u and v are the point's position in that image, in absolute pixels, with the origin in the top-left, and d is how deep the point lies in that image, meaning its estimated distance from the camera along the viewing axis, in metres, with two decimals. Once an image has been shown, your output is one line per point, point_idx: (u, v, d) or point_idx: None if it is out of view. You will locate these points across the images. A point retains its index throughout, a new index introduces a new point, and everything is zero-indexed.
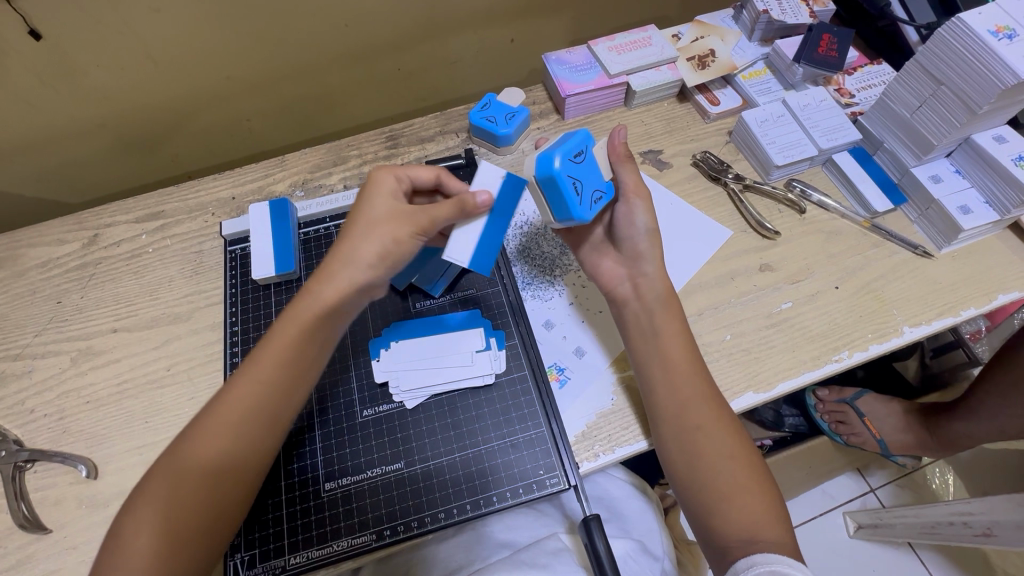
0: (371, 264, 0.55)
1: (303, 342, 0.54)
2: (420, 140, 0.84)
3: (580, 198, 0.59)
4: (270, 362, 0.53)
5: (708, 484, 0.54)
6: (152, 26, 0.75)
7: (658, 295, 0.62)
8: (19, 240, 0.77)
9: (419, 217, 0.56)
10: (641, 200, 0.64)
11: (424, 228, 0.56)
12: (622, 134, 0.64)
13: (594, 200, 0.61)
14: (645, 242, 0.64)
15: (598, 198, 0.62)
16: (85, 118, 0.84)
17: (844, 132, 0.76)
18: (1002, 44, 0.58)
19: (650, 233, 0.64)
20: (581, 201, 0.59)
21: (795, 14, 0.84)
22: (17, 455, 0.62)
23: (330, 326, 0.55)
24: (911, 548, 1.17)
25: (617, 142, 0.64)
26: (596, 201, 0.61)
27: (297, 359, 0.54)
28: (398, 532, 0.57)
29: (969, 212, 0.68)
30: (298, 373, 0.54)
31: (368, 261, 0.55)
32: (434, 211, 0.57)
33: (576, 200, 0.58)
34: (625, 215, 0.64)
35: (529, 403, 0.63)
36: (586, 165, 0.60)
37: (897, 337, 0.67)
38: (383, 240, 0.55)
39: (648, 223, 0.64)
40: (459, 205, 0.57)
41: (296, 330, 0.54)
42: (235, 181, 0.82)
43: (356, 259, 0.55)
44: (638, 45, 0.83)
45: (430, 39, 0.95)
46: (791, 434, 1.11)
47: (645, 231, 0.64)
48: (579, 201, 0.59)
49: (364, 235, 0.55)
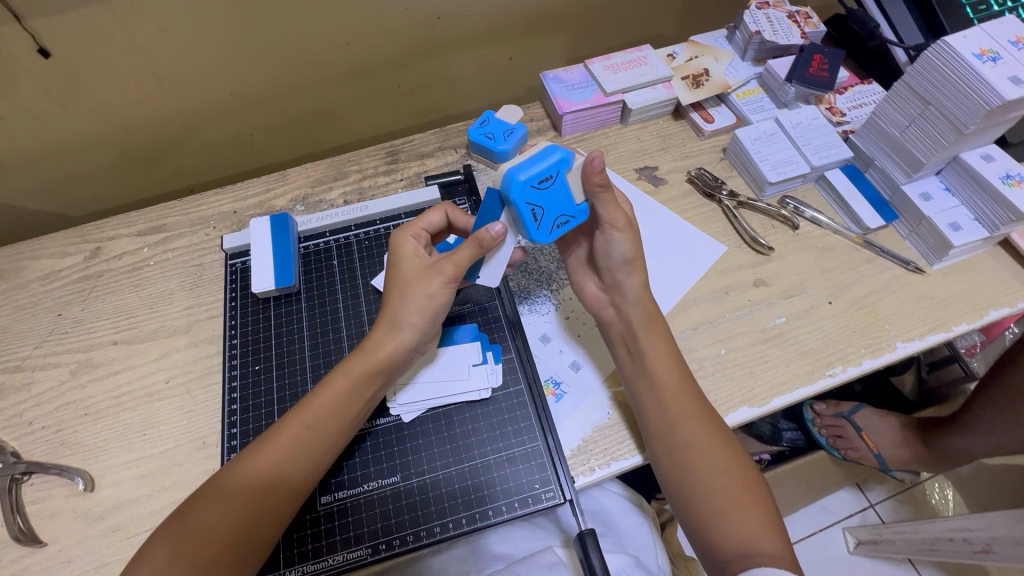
0: (414, 324, 0.58)
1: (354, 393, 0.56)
2: (420, 156, 0.86)
3: (538, 223, 0.57)
4: (323, 409, 0.55)
5: (704, 500, 0.54)
6: (159, 45, 0.77)
7: (638, 319, 0.62)
8: (22, 252, 0.78)
9: (444, 267, 0.58)
10: (619, 232, 0.61)
11: (452, 276, 0.58)
12: (599, 163, 0.56)
13: (556, 225, 0.58)
14: (624, 271, 0.63)
15: (563, 222, 0.58)
16: (91, 134, 0.85)
17: (836, 150, 0.77)
18: (986, 67, 0.60)
19: (631, 262, 0.63)
20: (538, 225, 0.57)
21: (787, 35, 0.85)
22: (15, 467, 0.62)
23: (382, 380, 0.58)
24: (910, 564, 1.16)
25: (594, 171, 0.57)
26: (560, 225, 0.58)
27: (349, 405, 0.56)
28: (394, 546, 0.57)
29: (959, 229, 0.69)
30: (347, 423, 0.56)
31: (411, 320, 0.58)
32: (456, 256, 0.58)
33: (531, 225, 0.57)
34: (603, 245, 0.63)
35: (525, 417, 0.64)
36: (556, 189, 0.56)
37: (891, 352, 0.67)
38: (420, 298, 0.58)
39: (627, 253, 0.62)
40: (476, 243, 0.57)
41: (348, 380, 0.56)
42: (237, 195, 0.83)
43: (399, 320, 0.58)
44: (633, 64, 0.85)
45: (430, 57, 0.97)
46: (790, 449, 1.11)
47: (623, 261, 0.62)
48: (535, 226, 0.57)
49: (403, 297, 0.58)
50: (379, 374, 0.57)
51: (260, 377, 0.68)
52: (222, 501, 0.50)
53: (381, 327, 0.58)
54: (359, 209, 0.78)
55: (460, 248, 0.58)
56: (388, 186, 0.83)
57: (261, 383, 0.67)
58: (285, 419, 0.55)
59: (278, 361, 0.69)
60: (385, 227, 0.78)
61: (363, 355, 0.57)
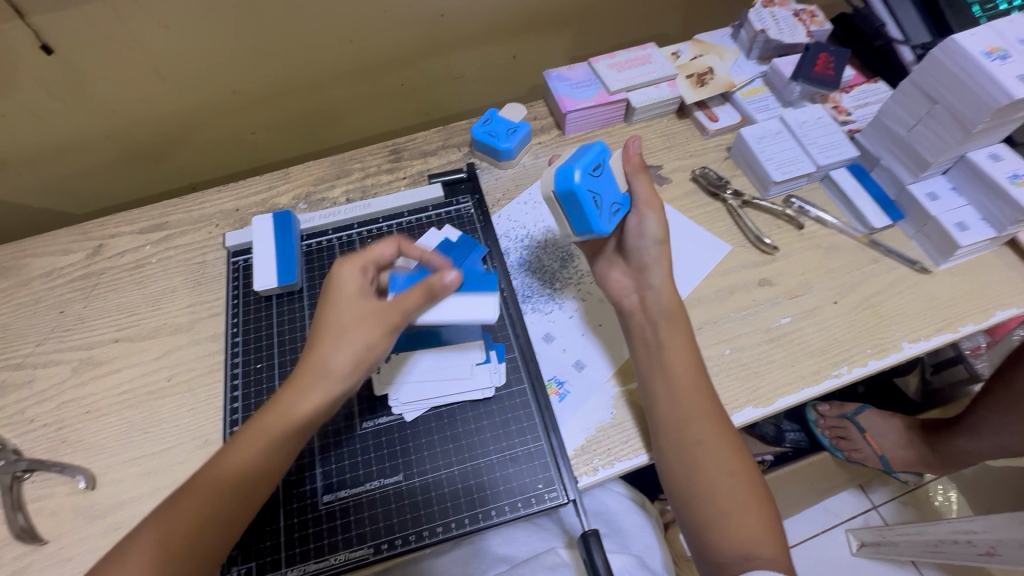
0: (346, 373, 0.54)
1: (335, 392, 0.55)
2: (422, 154, 0.85)
3: (600, 210, 0.59)
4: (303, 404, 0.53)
5: (706, 500, 0.54)
6: (161, 42, 0.76)
7: (665, 308, 0.62)
8: (24, 250, 0.78)
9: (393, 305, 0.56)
10: (653, 211, 0.63)
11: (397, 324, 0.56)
12: (637, 145, 0.65)
13: (612, 212, 0.61)
14: (653, 252, 0.64)
15: (615, 210, 0.62)
16: (94, 131, 0.85)
17: (841, 149, 0.77)
18: (995, 65, 0.59)
19: (660, 243, 0.64)
20: (601, 212, 0.59)
21: (793, 34, 0.85)
22: (16, 465, 0.62)
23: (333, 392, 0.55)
24: (913, 566, 1.16)
25: (631, 153, 0.65)
26: (615, 213, 0.62)
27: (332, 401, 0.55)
28: (396, 546, 0.57)
29: (966, 229, 0.69)
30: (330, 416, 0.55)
31: (347, 363, 0.54)
32: (404, 303, 0.56)
33: (595, 212, 0.59)
34: (636, 227, 0.64)
35: (528, 417, 0.63)
36: (604, 179, 0.61)
37: (897, 352, 0.67)
38: (355, 347, 0.54)
39: (659, 234, 0.64)
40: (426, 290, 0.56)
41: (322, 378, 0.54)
42: (240, 193, 0.83)
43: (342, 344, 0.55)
44: (637, 62, 0.85)
45: (434, 55, 0.96)
46: (792, 450, 1.10)
47: (654, 242, 0.64)
48: (599, 212, 0.59)
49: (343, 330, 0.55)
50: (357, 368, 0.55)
51: (262, 375, 0.67)
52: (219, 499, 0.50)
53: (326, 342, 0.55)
54: (362, 207, 0.78)
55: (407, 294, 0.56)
56: (391, 184, 0.83)
57: (263, 382, 0.67)
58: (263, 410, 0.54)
59: (280, 359, 0.68)
60: (387, 224, 0.78)
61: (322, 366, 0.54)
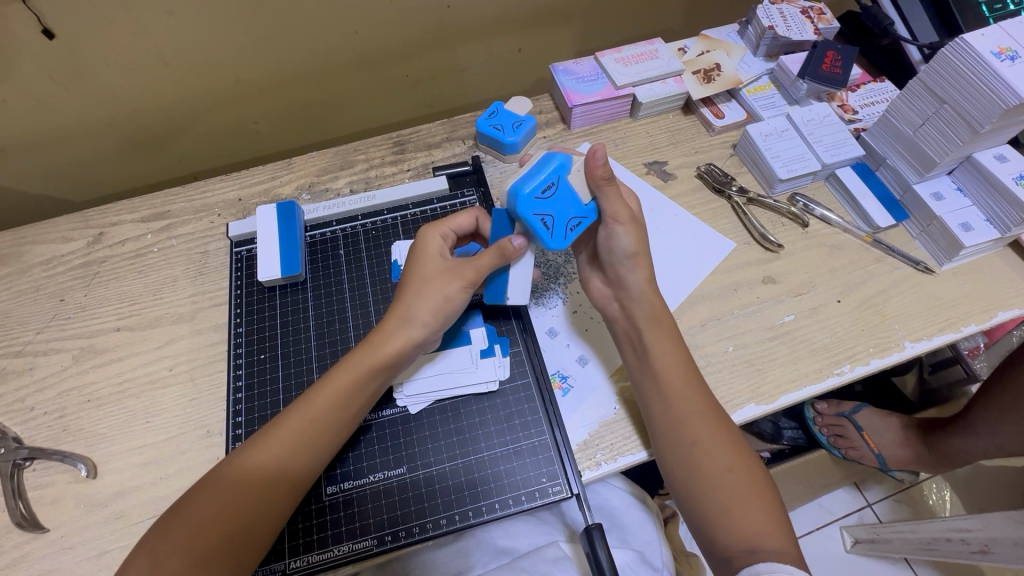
0: (426, 321, 0.57)
1: (355, 385, 0.55)
2: (426, 146, 0.85)
3: (551, 231, 0.58)
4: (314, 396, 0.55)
5: (710, 495, 0.54)
6: (165, 28, 0.75)
7: (647, 313, 0.61)
8: (23, 236, 0.77)
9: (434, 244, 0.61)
10: (622, 226, 0.61)
11: (472, 281, 0.58)
12: (601, 155, 0.57)
13: (569, 228, 0.59)
14: (626, 265, 0.62)
15: (575, 225, 0.59)
16: (96, 117, 0.84)
17: (847, 148, 0.77)
18: (1005, 66, 0.59)
19: (634, 256, 0.62)
20: (552, 233, 0.58)
21: (800, 31, 0.85)
22: (17, 453, 0.61)
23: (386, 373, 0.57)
24: (907, 563, 1.17)
25: (597, 164, 0.57)
26: (573, 229, 0.59)
27: (348, 396, 0.55)
28: (400, 538, 0.57)
29: (970, 229, 0.69)
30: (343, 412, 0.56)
31: (424, 318, 0.57)
32: (479, 263, 0.58)
33: (546, 235, 0.57)
34: (607, 239, 0.62)
35: (532, 411, 0.63)
36: (559, 194, 0.58)
37: (899, 352, 0.67)
38: (436, 298, 0.57)
39: (630, 247, 0.61)
40: (499, 252, 0.57)
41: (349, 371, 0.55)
42: (242, 183, 0.82)
43: (411, 316, 0.57)
44: (644, 57, 0.84)
45: (439, 46, 0.96)
46: (790, 447, 1.11)
47: (625, 255, 0.62)
48: (549, 234, 0.57)
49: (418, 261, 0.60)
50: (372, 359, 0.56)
51: (265, 366, 0.67)
52: (225, 494, 0.50)
53: (391, 322, 0.57)
54: (366, 199, 0.77)
55: (484, 254, 0.58)
56: (395, 176, 0.82)
57: (265, 373, 0.67)
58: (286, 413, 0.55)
59: (283, 351, 0.68)
60: (392, 217, 0.77)
61: (367, 351, 0.56)
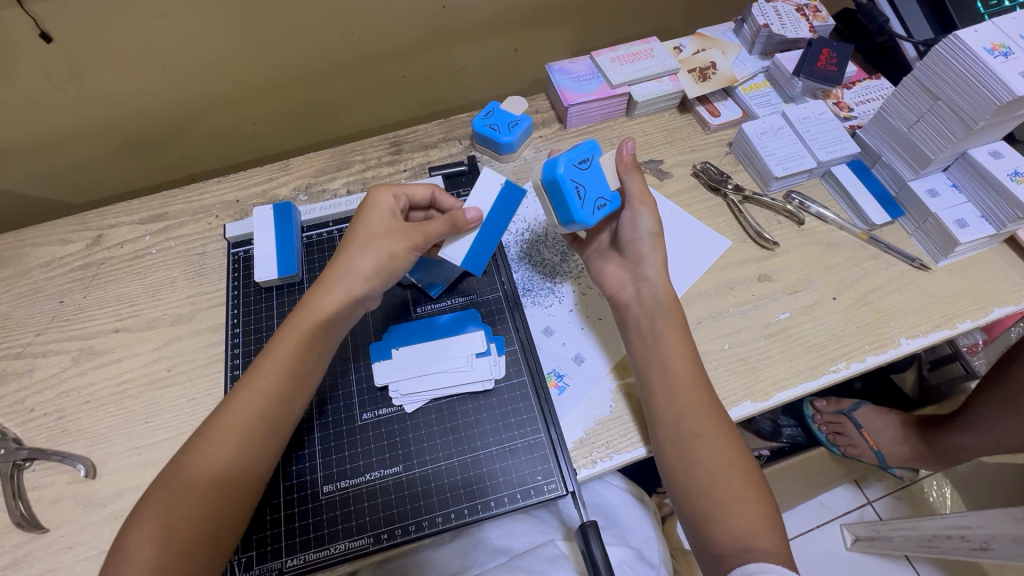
0: (367, 277, 0.57)
1: (310, 349, 0.56)
2: (423, 146, 0.85)
3: (582, 201, 0.60)
4: (282, 371, 0.55)
5: (705, 493, 0.54)
6: (163, 32, 0.76)
7: (659, 301, 0.62)
8: (23, 239, 0.77)
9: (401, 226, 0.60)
10: (646, 207, 0.64)
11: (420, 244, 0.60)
12: (630, 146, 0.64)
13: (597, 206, 0.62)
14: (649, 245, 0.64)
15: (601, 206, 0.62)
16: (92, 119, 0.85)
17: (842, 145, 0.77)
18: (998, 62, 0.59)
19: (655, 236, 0.65)
20: (583, 203, 0.60)
21: (795, 29, 0.85)
22: (16, 454, 0.62)
23: (332, 335, 0.58)
24: (906, 560, 1.17)
25: (625, 153, 0.65)
26: (600, 208, 0.62)
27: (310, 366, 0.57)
28: (395, 536, 0.57)
29: (966, 226, 0.69)
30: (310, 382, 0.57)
31: (367, 274, 0.58)
32: (428, 227, 0.60)
33: (577, 204, 0.60)
34: (628, 221, 0.65)
35: (528, 408, 0.64)
36: (592, 173, 0.62)
37: (894, 348, 0.67)
38: (378, 256, 0.58)
39: (653, 227, 0.64)
40: (450, 222, 0.60)
41: (303, 338, 0.56)
42: (240, 184, 0.82)
43: (353, 270, 0.58)
44: (639, 56, 0.85)
45: (435, 47, 0.96)
46: (789, 445, 1.12)
47: (649, 235, 0.64)
48: (581, 204, 0.60)
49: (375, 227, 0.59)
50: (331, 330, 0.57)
51: None
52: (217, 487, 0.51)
53: (341, 278, 0.58)
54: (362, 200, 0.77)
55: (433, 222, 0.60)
56: (391, 176, 0.83)
57: None
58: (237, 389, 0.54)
59: None
60: None
61: (314, 312, 0.57)
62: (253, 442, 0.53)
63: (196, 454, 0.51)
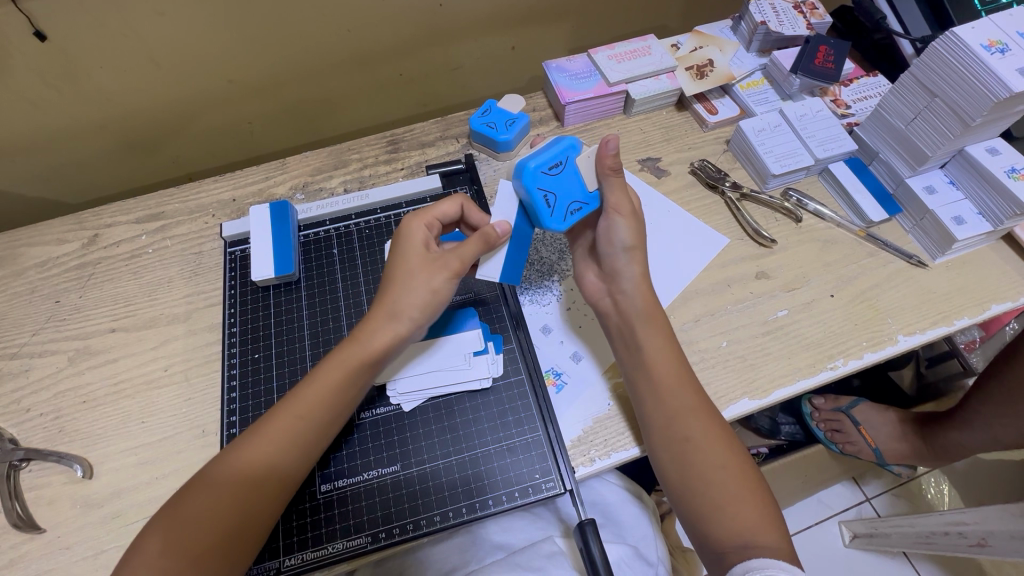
0: (414, 316, 0.57)
1: (346, 383, 0.56)
2: (420, 145, 0.85)
3: (552, 209, 0.59)
4: (314, 399, 0.55)
5: (700, 492, 0.54)
6: (158, 30, 0.76)
7: (637, 311, 0.62)
8: (19, 239, 0.77)
9: (450, 260, 0.58)
10: (622, 217, 0.61)
11: (457, 270, 0.58)
12: (613, 146, 0.59)
13: (570, 211, 0.60)
14: (624, 259, 0.62)
15: (575, 210, 0.60)
16: (88, 118, 0.84)
17: (841, 142, 0.77)
18: (995, 58, 0.60)
19: (631, 249, 0.62)
20: (552, 211, 0.60)
21: (792, 26, 0.85)
22: (12, 454, 0.62)
23: (372, 371, 0.57)
24: (904, 557, 1.17)
25: (607, 154, 0.59)
26: (573, 212, 0.60)
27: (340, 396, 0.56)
28: (394, 535, 0.57)
29: (962, 223, 0.69)
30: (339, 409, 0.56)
31: (409, 313, 0.57)
32: (462, 250, 0.58)
33: (546, 211, 0.60)
34: (605, 231, 0.63)
35: (526, 407, 0.64)
36: (565, 175, 0.60)
37: (892, 345, 0.67)
38: (422, 292, 0.57)
39: (628, 240, 0.62)
40: (482, 238, 0.57)
41: (341, 372, 0.56)
42: (237, 183, 0.82)
43: (398, 312, 0.57)
44: (637, 54, 0.84)
45: (432, 45, 0.96)
46: (787, 442, 1.12)
47: (623, 248, 0.62)
48: (550, 212, 0.59)
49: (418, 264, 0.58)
50: (371, 366, 0.57)
51: (260, 365, 0.67)
52: (226, 492, 0.50)
53: (379, 317, 0.57)
54: (359, 198, 0.77)
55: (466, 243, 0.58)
56: (389, 175, 0.82)
57: (260, 372, 0.67)
58: (274, 411, 0.55)
59: (278, 350, 0.68)
60: (386, 216, 0.77)
61: (356, 347, 0.57)
62: (275, 449, 0.53)
63: (222, 466, 0.52)
